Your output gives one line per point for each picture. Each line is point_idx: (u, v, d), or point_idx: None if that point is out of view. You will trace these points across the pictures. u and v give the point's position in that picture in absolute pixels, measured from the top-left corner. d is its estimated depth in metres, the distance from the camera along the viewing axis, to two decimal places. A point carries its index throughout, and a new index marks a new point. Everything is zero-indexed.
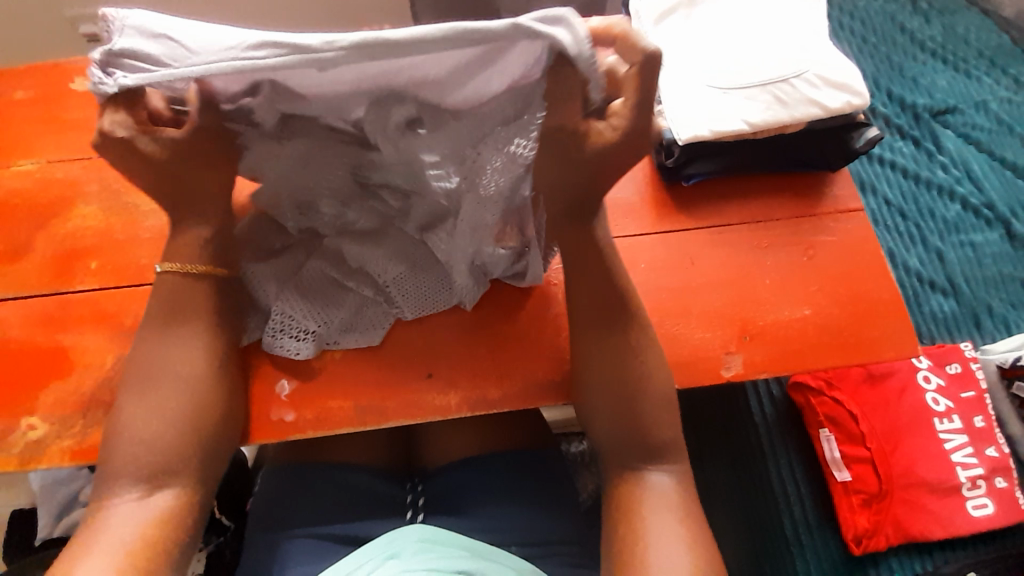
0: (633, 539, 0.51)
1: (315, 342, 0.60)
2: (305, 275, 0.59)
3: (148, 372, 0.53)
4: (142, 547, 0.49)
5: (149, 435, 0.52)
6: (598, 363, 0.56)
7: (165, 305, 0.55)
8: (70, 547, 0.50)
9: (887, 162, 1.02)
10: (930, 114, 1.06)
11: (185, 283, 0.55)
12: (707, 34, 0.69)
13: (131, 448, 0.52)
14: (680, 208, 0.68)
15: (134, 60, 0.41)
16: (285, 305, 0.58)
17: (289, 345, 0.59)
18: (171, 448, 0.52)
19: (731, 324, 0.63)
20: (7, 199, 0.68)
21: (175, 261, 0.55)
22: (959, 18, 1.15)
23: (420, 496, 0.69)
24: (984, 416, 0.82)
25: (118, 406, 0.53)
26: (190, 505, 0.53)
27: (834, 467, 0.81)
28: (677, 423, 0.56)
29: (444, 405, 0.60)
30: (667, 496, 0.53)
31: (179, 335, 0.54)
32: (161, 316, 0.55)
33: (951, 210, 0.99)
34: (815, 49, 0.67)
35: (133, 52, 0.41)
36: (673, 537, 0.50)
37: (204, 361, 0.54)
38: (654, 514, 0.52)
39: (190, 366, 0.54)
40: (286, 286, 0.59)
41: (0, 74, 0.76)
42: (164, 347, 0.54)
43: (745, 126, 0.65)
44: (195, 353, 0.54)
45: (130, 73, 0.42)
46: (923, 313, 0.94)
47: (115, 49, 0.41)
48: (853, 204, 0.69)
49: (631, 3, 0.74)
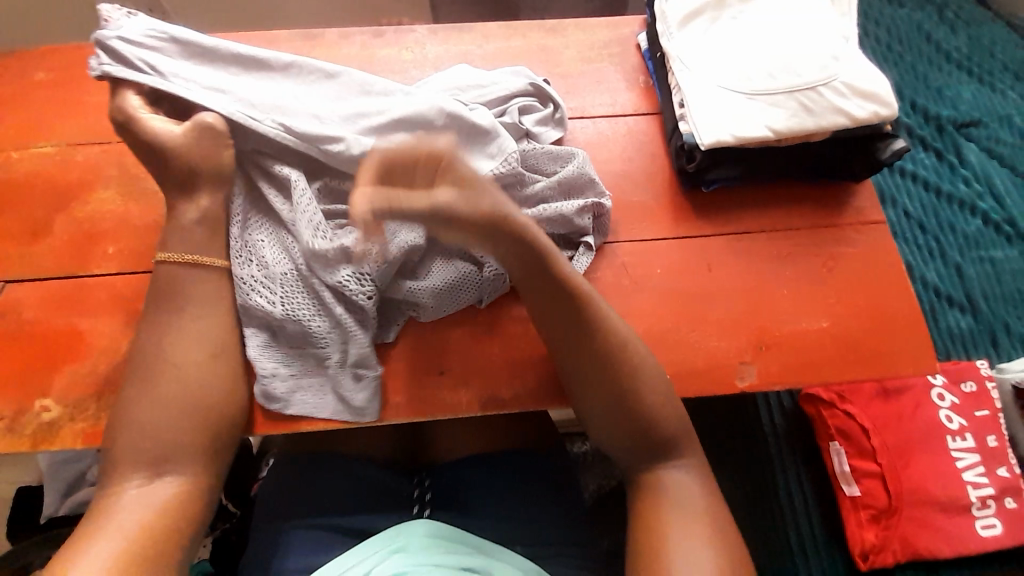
0: (647, 543, 0.50)
1: (298, 360, 0.58)
2: (299, 304, 0.57)
3: (149, 361, 0.54)
4: (150, 530, 0.49)
5: (154, 423, 0.52)
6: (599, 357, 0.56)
7: (171, 296, 0.55)
8: (76, 534, 0.49)
9: (909, 174, 1.01)
10: (953, 127, 1.04)
11: (187, 276, 0.56)
12: (733, 39, 0.68)
13: (136, 435, 0.52)
14: (700, 213, 0.68)
15: (125, 57, 0.56)
16: (260, 320, 0.57)
17: (266, 364, 0.57)
18: (176, 435, 0.52)
19: (747, 333, 0.62)
20: (26, 179, 0.69)
21: (178, 250, 0.56)
22: (986, 30, 1.13)
23: (427, 492, 0.69)
24: (997, 436, 0.81)
25: (122, 397, 0.53)
26: (196, 492, 0.53)
27: (843, 481, 0.80)
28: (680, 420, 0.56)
29: (455, 402, 0.60)
30: (688, 495, 0.52)
31: (179, 326, 0.55)
32: (158, 307, 0.55)
33: (971, 224, 0.98)
34: (845, 57, 0.66)
35: (126, 51, 0.56)
36: (682, 534, 0.50)
37: (206, 351, 0.55)
38: (674, 516, 0.51)
39: (194, 354, 0.54)
40: (285, 321, 0.57)
41: (22, 54, 0.76)
42: (169, 338, 0.54)
43: (767, 133, 0.63)
44: (193, 342, 0.55)
45: (115, 62, 0.56)
46: (940, 328, 0.92)
47: (109, 41, 0.55)
48: (876, 216, 0.68)
49: (657, 4, 0.73)
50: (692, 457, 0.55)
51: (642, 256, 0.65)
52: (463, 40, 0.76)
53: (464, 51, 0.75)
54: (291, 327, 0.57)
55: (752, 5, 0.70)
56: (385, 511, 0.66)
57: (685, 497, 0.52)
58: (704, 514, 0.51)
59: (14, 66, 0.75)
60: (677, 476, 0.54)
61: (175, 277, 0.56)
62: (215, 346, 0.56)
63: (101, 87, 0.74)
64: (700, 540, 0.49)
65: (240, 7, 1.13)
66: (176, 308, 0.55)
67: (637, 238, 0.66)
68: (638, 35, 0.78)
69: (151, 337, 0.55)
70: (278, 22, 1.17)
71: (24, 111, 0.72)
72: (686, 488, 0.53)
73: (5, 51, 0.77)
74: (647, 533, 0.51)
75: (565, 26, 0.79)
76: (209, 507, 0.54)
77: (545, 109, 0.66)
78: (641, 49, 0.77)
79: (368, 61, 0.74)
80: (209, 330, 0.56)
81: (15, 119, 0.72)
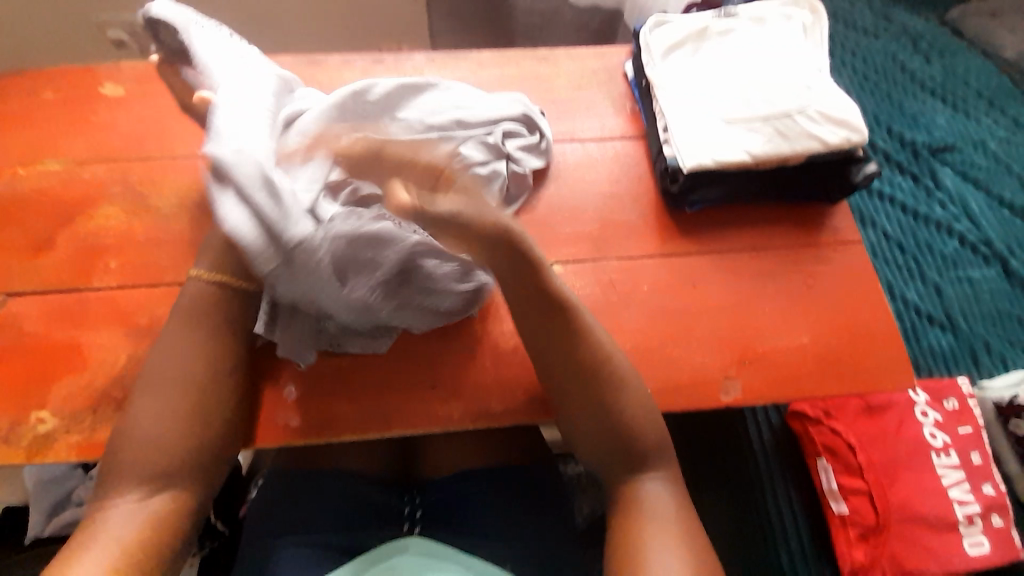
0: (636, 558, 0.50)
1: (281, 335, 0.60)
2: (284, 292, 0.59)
3: (167, 373, 0.54)
4: (141, 549, 0.48)
5: (163, 437, 0.52)
6: (574, 367, 0.58)
7: (192, 308, 0.58)
8: (62, 552, 0.47)
9: (887, 197, 1.05)
10: (929, 152, 1.09)
11: (214, 296, 0.58)
12: (712, 70, 0.72)
13: (140, 448, 0.51)
14: (686, 233, 0.70)
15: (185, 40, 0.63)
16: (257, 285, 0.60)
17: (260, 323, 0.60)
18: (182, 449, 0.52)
19: (731, 349, 0.64)
20: (31, 196, 0.71)
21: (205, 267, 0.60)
22: (960, 59, 1.19)
23: (417, 509, 0.71)
24: (980, 452, 0.83)
25: (132, 406, 0.54)
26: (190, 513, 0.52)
27: (831, 498, 0.81)
28: (663, 431, 0.57)
29: (447, 415, 0.61)
30: (667, 511, 0.53)
31: (195, 340, 0.56)
32: (183, 318, 0.57)
33: (949, 245, 1.01)
34: (818, 87, 0.69)
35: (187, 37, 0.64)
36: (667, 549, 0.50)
37: (222, 369, 0.56)
38: (655, 530, 0.51)
39: (206, 370, 0.55)
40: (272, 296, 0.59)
41: (32, 75, 0.79)
42: (190, 353, 0.55)
43: (746, 157, 0.66)
44: (208, 355, 0.56)
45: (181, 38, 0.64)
46: (921, 346, 0.95)
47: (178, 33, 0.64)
48: (853, 236, 0.71)
49: (641, 36, 0.77)
50: (673, 471, 0.56)
51: (628, 273, 0.68)
52: (458, 66, 0.80)
53: (459, 77, 0.79)
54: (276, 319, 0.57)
55: (730, 38, 0.74)
56: (377, 526, 0.67)
57: (668, 515, 0.53)
58: (682, 529, 0.52)
59: (24, 87, 0.78)
60: (656, 492, 0.54)
61: (198, 296, 0.58)
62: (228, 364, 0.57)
63: (111, 107, 0.77)
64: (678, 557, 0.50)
65: (247, 30, 1.17)
66: (201, 327, 0.57)
67: (623, 255, 0.69)
68: (624, 64, 0.82)
69: (174, 351, 0.55)
70: (282, 46, 1.21)
71: (31, 130, 0.75)
72: (671, 504, 0.54)
73: (15, 71, 0.80)
74: (638, 545, 0.51)
75: (556, 55, 0.83)
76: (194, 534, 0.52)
77: (531, 136, 0.71)
78: (627, 77, 0.81)
79: None
80: (228, 348, 0.57)
81: (23, 138, 0.74)
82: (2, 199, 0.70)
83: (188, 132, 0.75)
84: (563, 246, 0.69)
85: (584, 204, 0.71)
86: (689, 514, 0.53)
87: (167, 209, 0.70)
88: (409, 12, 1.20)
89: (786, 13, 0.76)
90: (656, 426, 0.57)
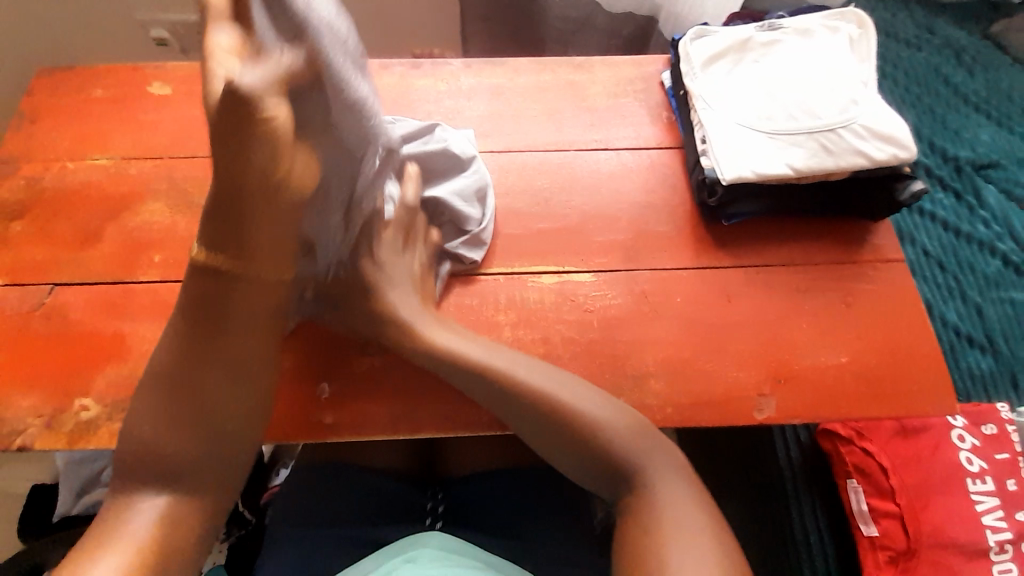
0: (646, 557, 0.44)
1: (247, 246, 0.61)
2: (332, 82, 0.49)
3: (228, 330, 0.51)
4: (125, 565, 0.42)
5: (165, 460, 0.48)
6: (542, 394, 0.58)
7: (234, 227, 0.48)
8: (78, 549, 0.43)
9: (927, 214, 1.02)
10: (972, 168, 1.05)
11: (235, 291, 0.50)
12: (755, 82, 0.71)
13: (133, 461, 0.49)
14: (720, 245, 0.69)
15: None
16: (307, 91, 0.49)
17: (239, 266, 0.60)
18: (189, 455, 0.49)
19: (766, 365, 0.63)
20: (81, 189, 0.73)
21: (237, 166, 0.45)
22: (1005, 74, 1.15)
23: (440, 504, 0.70)
24: (1018, 480, 0.79)
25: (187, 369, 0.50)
26: (176, 521, 0.47)
27: (859, 520, 0.79)
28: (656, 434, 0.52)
29: (475, 420, 0.61)
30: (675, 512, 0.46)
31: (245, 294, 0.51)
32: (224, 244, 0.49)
33: (992, 265, 0.98)
34: (865, 101, 0.68)
35: None
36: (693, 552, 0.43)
37: (230, 381, 0.51)
38: (666, 528, 0.45)
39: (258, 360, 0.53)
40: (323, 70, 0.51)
41: (83, 72, 0.82)
42: (198, 360, 0.50)
43: (788, 170, 0.65)
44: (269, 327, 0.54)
45: None
46: (960, 368, 0.92)
47: None
48: (894, 254, 0.69)
49: (681, 46, 0.76)
50: (673, 485, 0.48)
51: (661, 285, 0.67)
52: (496, 73, 0.80)
53: (496, 84, 0.80)
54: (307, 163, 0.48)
55: (775, 50, 0.73)
56: (398, 524, 0.67)
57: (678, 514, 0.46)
58: (688, 534, 0.44)
59: (76, 84, 0.81)
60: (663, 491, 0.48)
61: (215, 286, 0.50)
62: (241, 369, 0.52)
63: (157, 106, 0.79)
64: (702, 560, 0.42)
65: None
66: (220, 327, 0.51)
67: (656, 266, 0.68)
68: (662, 73, 0.82)
69: (183, 357, 0.50)
70: None
71: (84, 126, 0.77)
72: (677, 508, 0.46)
73: (67, 68, 0.83)
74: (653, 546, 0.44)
75: (592, 63, 0.82)
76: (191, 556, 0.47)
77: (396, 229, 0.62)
78: (664, 86, 0.80)
79: (404, 91, 0.78)
80: (258, 357, 0.53)
81: (75, 132, 0.77)
82: (51, 192, 0.73)
83: None
84: (597, 255, 0.68)
85: (618, 213, 0.71)
86: (707, 529, 0.45)
87: None
88: (441, 17, 1.21)
89: (833, 26, 0.74)
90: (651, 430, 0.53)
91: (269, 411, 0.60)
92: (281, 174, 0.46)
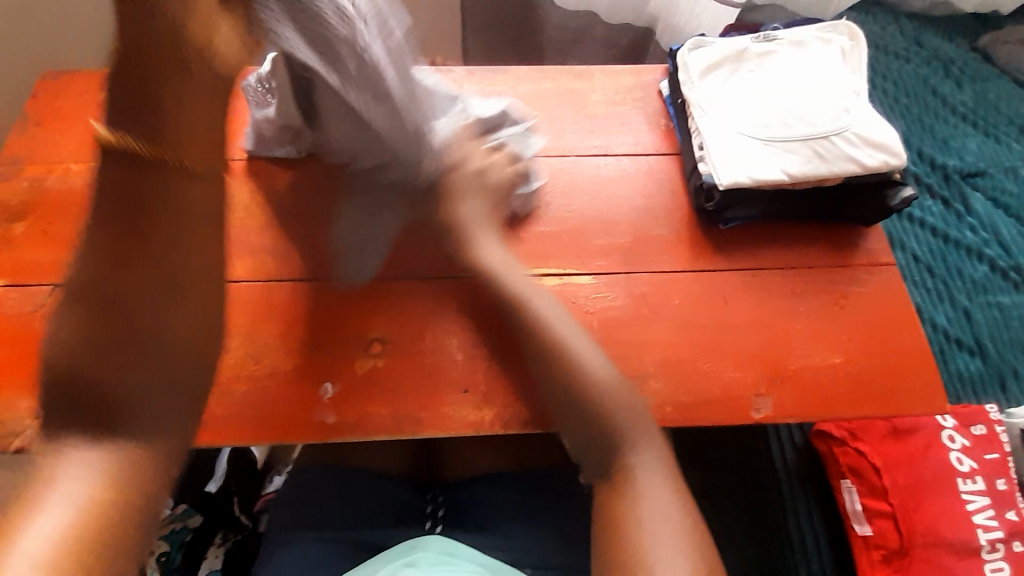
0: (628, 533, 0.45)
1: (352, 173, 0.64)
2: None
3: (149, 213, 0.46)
4: (58, 535, 0.34)
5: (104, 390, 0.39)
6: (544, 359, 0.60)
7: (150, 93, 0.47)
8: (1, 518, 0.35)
9: (917, 220, 1.04)
10: (959, 176, 1.08)
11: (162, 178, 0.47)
12: (750, 90, 0.73)
13: (67, 403, 0.39)
14: (716, 248, 0.71)
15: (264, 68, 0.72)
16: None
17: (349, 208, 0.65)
18: (136, 392, 0.40)
19: (762, 366, 0.64)
20: (83, 191, 0.73)
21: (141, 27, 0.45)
22: (991, 85, 1.19)
23: (440, 508, 0.71)
24: (1006, 480, 0.81)
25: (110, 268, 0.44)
26: (124, 483, 0.38)
27: (854, 520, 0.82)
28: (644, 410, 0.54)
29: (477, 421, 0.62)
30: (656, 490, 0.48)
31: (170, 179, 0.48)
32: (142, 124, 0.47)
33: (979, 270, 1.01)
34: (856, 110, 0.70)
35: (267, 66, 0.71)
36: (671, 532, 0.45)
37: (163, 283, 0.45)
38: (643, 504, 0.47)
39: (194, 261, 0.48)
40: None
41: (86, 75, 0.83)
42: (125, 268, 0.44)
43: (783, 176, 0.67)
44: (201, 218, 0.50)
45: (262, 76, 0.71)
46: (950, 371, 0.94)
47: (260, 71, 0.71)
48: (884, 258, 0.71)
49: (679, 55, 0.78)
50: (652, 480, 0.49)
51: (659, 287, 0.68)
52: (497, 80, 0.82)
53: (497, 90, 0.81)
54: (298, 52, 0.53)
55: (769, 60, 0.75)
56: (398, 526, 0.68)
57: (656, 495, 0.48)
58: (663, 513, 0.46)
59: (78, 88, 0.81)
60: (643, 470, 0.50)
61: (132, 169, 0.47)
62: (169, 283, 0.45)
63: None
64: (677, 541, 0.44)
65: None
66: (141, 229, 0.45)
67: (655, 269, 0.69)
68: (659, 82, 0.84)
69: (107, 267, 0.44)
70: None
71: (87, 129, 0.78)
72: (656, 503, 0.47)
73: (69, 71, 0.83)
74: (631, 523, 0.46)
75: (592, 71, 0.84)
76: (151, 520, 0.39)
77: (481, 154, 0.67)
78: (662, 95, 0.82)
79: None
80: (189, 253, 0.48)
81: (77, 135, 0.77)
82: (52, 193, 0.73)
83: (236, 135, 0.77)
84: (596, 258, 0.70)
85: (617, 217, 0.73)
86: (685, 525, 0.46)
87: None
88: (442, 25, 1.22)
89: (825, 37, 0.77)
90: (633, 410, 0.55)
91: (273, 413, 0.61)
92: (207, 48, 0.49)
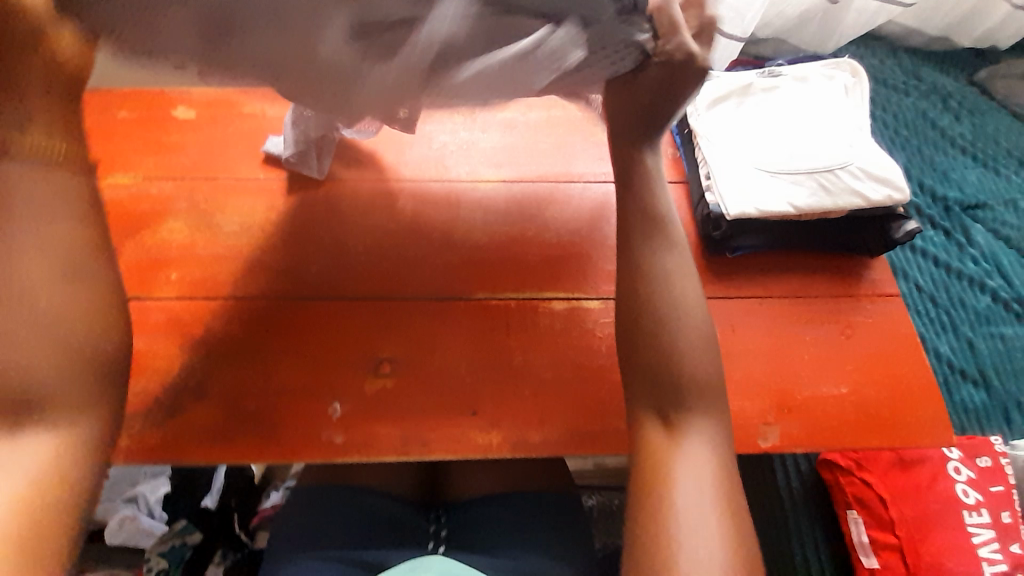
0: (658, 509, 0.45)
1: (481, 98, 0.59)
2: None
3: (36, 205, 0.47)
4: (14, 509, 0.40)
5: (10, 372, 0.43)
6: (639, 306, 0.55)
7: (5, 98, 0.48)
8: None
9: (919, 250, 1.06)
10: (960, 208, 1.10)
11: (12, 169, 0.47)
12: (756, 124, 0.76)
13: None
14: (724, 276, 0.72)
15: None
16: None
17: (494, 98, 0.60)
18: (43, 373, 0.44)
19: (770, 396, 0.65)
20: None
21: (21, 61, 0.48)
22: (989, 118, 1.22)
23: (443, 528, 0.71)
24: (1011, 512, 0.80)
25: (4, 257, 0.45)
26: (66, 464, 0.43)
27: (860, 551, 0.80)
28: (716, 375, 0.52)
29: (486, 443, 0.62)
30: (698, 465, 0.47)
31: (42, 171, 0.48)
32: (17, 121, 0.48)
33: (982, 300, 1.02)
34: (860, 145, 0.73)
35: None
36: (703, 520, 0.44)
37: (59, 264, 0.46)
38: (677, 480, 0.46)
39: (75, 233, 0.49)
40: None
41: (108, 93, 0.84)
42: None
43: (789, 208, 0.69)
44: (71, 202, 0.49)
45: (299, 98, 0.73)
46: (955, 401, 0.95)
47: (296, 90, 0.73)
48: (890, 288, 0.72)
49: None
50: (698, 444, 0.48)
51: None
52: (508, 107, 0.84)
53: (508, 117, 0.83)
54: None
55: (775, 94, 0.78)
56: (403, 547, 0.68)
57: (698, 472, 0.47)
58: (700, 503, 0.45)
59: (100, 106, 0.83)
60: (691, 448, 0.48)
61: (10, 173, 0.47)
62: (68, 255, 0.47)
63: (182, 129, 0.81)
64: (711, 531, 0.44)
65: None
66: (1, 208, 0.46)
67: None
68: None
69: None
70: None
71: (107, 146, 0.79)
72: (693, 477, 0.47)
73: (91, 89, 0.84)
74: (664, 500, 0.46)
75: None
76: (63, 533, 0.41)
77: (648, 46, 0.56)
78: None
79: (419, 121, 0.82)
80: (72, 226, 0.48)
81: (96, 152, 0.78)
82: None
83: (255, 155, 0.79)
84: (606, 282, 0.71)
85: None
86: (716, 503, 0.45)
87: (229, 226, 0.73)
88: None
89: (829, 73, 0.79)
90: (697, 363, 0.51)
91: (281, 431, 0.61)
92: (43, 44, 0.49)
